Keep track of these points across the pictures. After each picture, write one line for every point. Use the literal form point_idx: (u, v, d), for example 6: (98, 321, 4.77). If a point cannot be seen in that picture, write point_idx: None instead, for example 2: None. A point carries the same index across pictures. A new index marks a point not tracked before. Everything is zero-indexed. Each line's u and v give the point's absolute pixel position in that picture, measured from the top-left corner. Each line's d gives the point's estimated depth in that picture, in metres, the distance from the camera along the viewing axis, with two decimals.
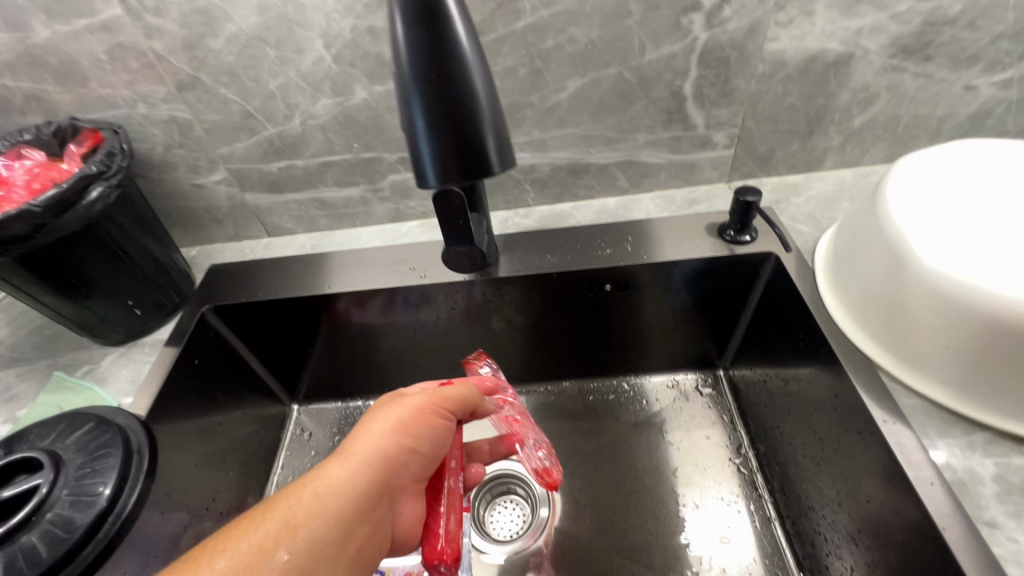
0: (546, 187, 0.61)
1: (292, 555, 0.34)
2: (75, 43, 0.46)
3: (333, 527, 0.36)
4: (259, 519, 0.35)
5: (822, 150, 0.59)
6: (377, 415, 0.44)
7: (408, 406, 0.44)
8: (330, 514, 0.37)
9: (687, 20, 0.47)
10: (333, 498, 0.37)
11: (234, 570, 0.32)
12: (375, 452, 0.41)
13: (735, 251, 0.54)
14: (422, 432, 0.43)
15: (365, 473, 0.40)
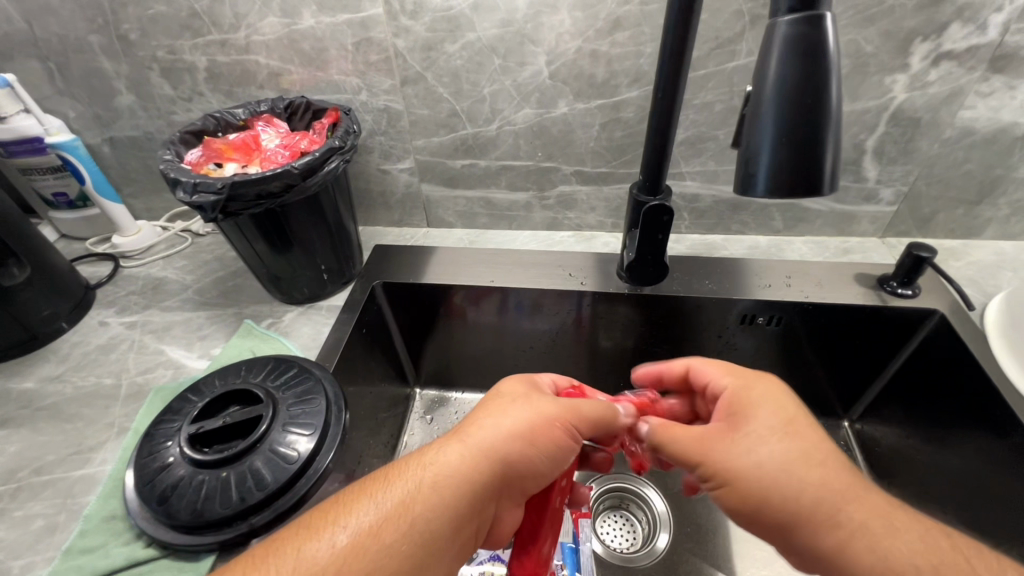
0: (703, 217, 0.64)
1: (402, 543, 0.31)
2: (330, 33, 0.52)
3: (445, 520, 0.32)
4: (373, 496, 0.33)
5: (986, 219, 0.60)
6: (500, 408, 0.38)
7: (534, 407, 0.38)
8: (445, 506, 0.33)
9: (890, 80, 0.50)
10: (448, 489, 0.33)
11: (350, 546, 0.30)
12: (494, 449, 0.36)
13: (896, 303, 0.55)
14: (549, 439, 0.37)
15: (483, 468, 0.35)
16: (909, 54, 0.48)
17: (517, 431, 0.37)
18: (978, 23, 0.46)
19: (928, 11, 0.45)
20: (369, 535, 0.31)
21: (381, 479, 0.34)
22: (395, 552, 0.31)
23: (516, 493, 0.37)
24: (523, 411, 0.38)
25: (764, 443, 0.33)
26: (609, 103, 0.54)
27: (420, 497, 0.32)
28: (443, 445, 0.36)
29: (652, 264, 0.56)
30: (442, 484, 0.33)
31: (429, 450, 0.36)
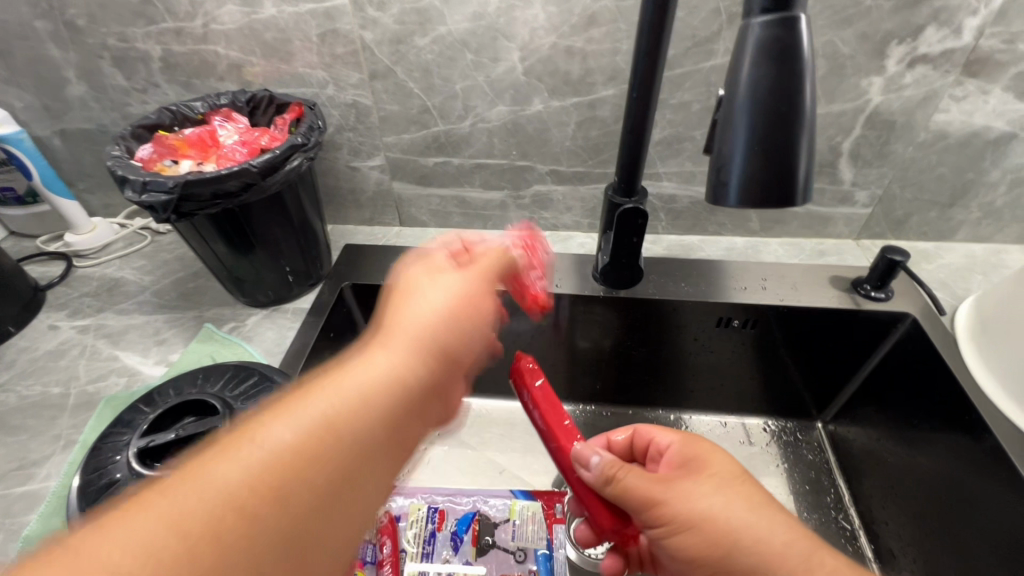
0: (680, 218, 0.63)
1: (333, 458, 0.25)
2: (293, 23, 0.50)
3: (382, 425, 0.27)
4: (297, 405, 0.26)
5: (958, 222, 0.60)
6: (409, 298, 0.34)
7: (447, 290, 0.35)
8: (372, 410, 0.27)
9: (866, 83, 0.49)
10: (372, 385, 0.28)
11: (262, 469, 0.23)
12: (417, 342, 0.31)
13: (869, 306, 0.55)
14: (478, 320, 0.35)
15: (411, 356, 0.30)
16: (885, 56, 0.47)
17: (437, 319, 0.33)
18: (954, 27, 0.45)
19: (905, 14, 0.45)
20: (298, 457, 0.24)
21: (303, 388, 0.27)
22: (335, 459, 0.25)
23: (452, 387, 0.33)
24: (439, 298, 0.34)
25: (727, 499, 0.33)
26: (585, 101, 0.53)
27: (355, 402, 0.27)
28: (358, 350, 0.30)
29: (628, 267, 0.54)
30: (374, 384, 0.28)
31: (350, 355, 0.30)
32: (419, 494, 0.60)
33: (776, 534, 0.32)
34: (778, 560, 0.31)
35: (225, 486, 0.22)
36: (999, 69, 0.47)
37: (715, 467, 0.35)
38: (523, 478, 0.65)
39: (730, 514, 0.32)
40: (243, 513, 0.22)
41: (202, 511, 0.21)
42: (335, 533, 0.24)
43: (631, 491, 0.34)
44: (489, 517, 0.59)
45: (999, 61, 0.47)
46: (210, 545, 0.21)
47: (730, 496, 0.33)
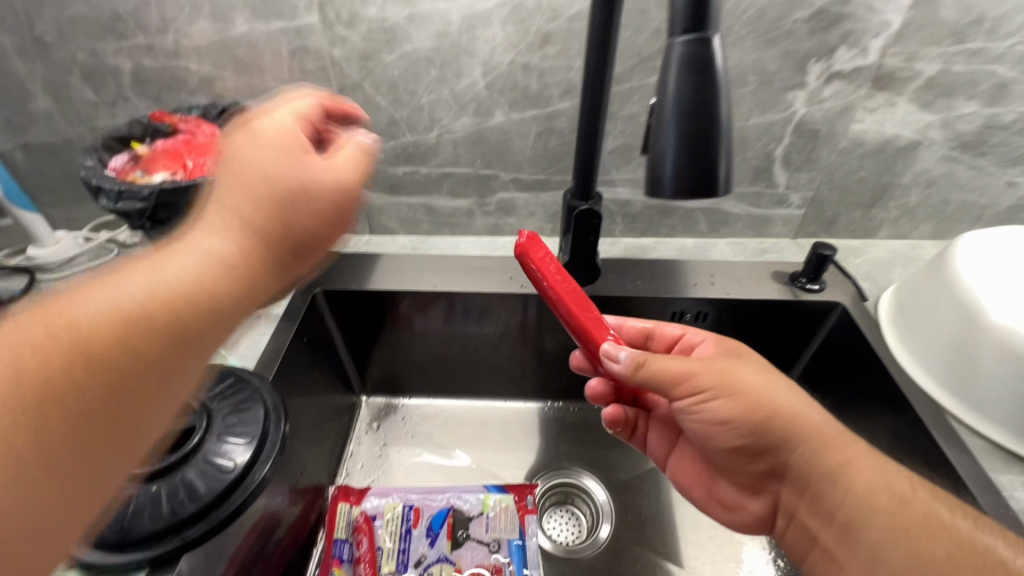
0: (634, 222, 0.68)
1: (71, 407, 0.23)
2: (264, 40, 0.52)
3: (245, 268, 0.30)
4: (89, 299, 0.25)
5: (880, 221, 0.67)
6: (249, 146, 0.32)
7: (348, 175, 0.34)
8: (257, 249, 0.31)
9: (792, 95, 0.55)
10: (248, 215, 0.31)
11: None
12: (318, 186, 0.32)
13: (806, 297, 0.61)
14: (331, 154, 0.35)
15: (300, 229, 0.32)
16: (806, 72, 0.53)
17: (336, 185, 0.33)
18: (862, 47, 0.52)
19: (820, 35, 0.51)
20: (144, 307, 0.26)
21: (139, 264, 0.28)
22: (196, 325, 0.27)
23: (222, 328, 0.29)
24: (268, 133, 0.33)
25: (766, 378, 0.40)
26: (543, 113, 0.57)
27: (203, 279, 0.28)
28: (240, 156, 0.32)
29: (589, 267, 0.58)
30: (231, 258, 0.30)
31: (214, 205, 0.31)
32: (394, 493, 0.62)
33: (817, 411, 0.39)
34: (823, 430, 0.38)
35: (21, 358, 0.22)
36: (902, 83, 0.54)
37: (749, 359, 0.42)
38: (496, 474, 0.67)
39: (777, 389, 0.39)
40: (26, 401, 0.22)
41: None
42: (160, 418, 0.26)
43: (672, 369, 0.39)
44: (464, 512, 0.60)
45: (902, 77, 0.54)
46: (23, 418, 0.21)
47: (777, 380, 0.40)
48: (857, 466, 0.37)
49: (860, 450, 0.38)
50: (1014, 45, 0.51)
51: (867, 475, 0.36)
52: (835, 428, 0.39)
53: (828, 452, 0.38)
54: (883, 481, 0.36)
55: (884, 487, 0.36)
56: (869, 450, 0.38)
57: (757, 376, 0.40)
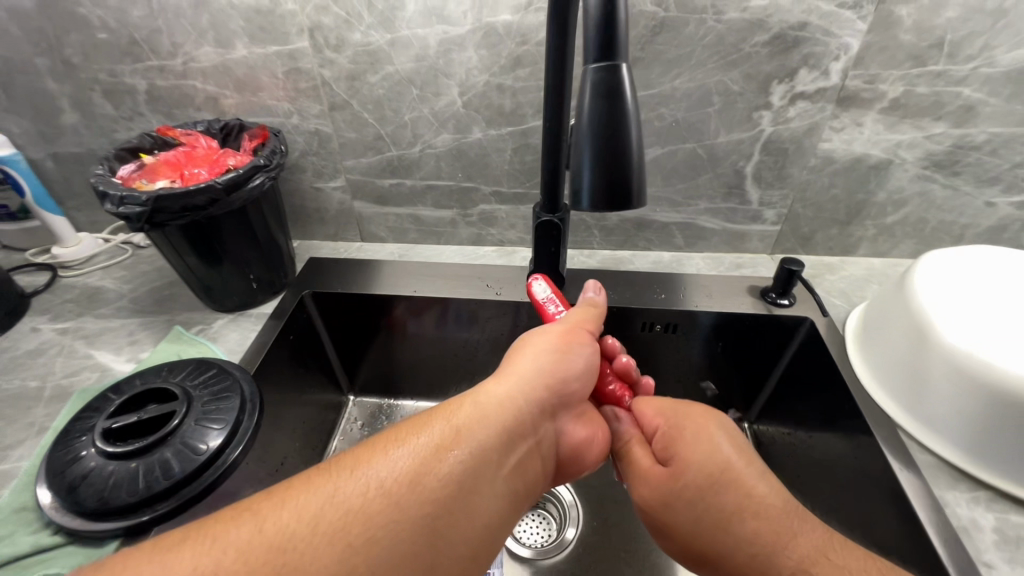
0: (612, 235, 0.71)
1: (376, 544, 0.30)
2: (261, 63, 0.57)
3: (463, 475, 0.34)
4: (384, 453, 0.35)
5: (857, 238, 0.68)
6: (480, 398, 0.41)
7: (552, 354, 0.46)
8: (480, 441, 0.37)
9: (757, 115, 0.57)
10: (469, 436, 0.37)
11: (317, 518, 0.30)
12: (501, 421, 0.39)
13: (775, 311, 0.62)
14: (555, 366, 0.46)
15: (507, 481, 0.37)
16: (770, 93, 0.55)
17: (534, 363, 0.45)
18: (823, 69, 0.53)
19: (780, 58, 0.53)
20: (381, 492, 0.32)
21: (368, 449, 0.35)
22: (427, 503, 0.32)
23: (487, 484, 0.35)
24: (500, 388, 0.42)
25: (693, 505, 0.41)
26: (518, 130, 0.60)
27: (423, 458, 0.34)
28: (432, 411, 0.39)
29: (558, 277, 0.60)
30: (487, 408, 0.40)
31: (435, 412, 0.39)
32: None
33: (749, 537, 0.37)
34: (745, 562, 0.37)
35: (284, 529, 0.29)
36: (867, 104, 0.56)
37: (688, 469, 0.43)
38: None
39: (697, 521, 0.40)
40: (283, 564, 0.27)
41: (220, 563, 0.27)
42: (451, 546, 0.32)
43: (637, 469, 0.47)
44: None
45: (865, 98, 0.55)
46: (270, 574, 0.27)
47: (710, 509, 0.40)
48: None
49: (794, 573, 0.35)
50: (978, 68, 0.52)
51: None
52: (764, 550, 0.36)
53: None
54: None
55: None
56: (806, 570, 0.35)
57: (683, 507, 0.42)
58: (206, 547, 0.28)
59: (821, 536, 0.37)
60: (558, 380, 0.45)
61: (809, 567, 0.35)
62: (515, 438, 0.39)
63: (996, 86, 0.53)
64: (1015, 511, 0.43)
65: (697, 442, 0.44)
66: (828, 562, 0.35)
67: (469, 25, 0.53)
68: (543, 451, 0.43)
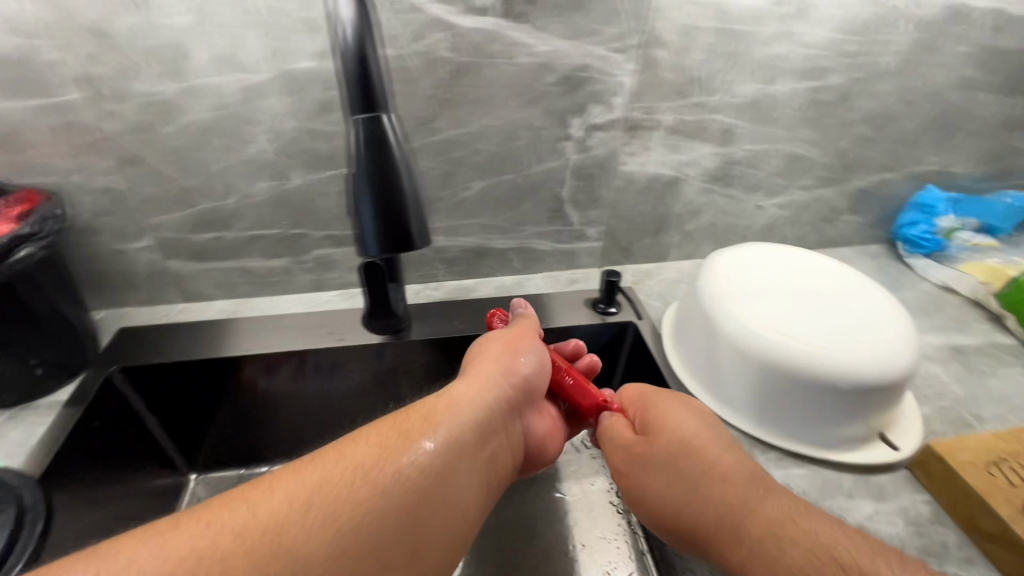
0: (454, 265, 0.72)
1: (361, 531, 0.32)
2: (22, 118, 0.50)
3: (429, 473, 0.36)
4: (366, 447, 0.36)
5: (667, 245, 0.77)
6: (450, 397, 0.42)
7: (500, 351, 0.48)
8: (456, 437, 0.39)
9: (562, 146, 0.63)
10: (448, 431, 0.39)
11: (303, 505, 0.32)
12: (471, 421, 0.41)
13: (605, 319, 0.67)
14: (534, 359, 0.49)
15: (477, 474, 0.39)
16: (568, 126, 0.62)
17: (511, 366, 0.47)
18: (608, 104, 0.61)
19: (570, 96, 0.59)
20: (351, 483, 0.34)
21: (346, 443, 0.37)
22: (408, 493, 0.34)
23: (463, 474, 0.38)
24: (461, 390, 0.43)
25: (686, 461, 0.42)
26: (339, 173, 0.60)
27: (388, 456, 0.36)
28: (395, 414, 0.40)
29: (392, 324, 0.62)
30: (456, 406, 0.41)
31: (408, 411, 0.40)
32: None
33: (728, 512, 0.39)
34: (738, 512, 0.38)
35: (279, 513, 0.31)
36: (649, 131, 0.64)
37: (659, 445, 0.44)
38: None
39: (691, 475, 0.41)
40: (284, 538, 0.30)
41: (228, 540, 0.29)
42: (433, 530, 0.35)
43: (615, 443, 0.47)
44: None
45: (647, 126, 0.64)
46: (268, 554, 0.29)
47: (676, 481, 0.42)
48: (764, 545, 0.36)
49: (760, 542, 0.36)
50: (725, 98, 0.63)
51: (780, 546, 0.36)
52: (734, 518, 0.38)
53: (740, 537, 0.38)
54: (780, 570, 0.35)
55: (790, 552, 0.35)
56: (774, 536, 0.36)
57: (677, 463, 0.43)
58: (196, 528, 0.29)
59: (784, 496, 0.39)
60: (528, 376, 0.48)
61: (778, 534, 0.36)
62: (482, 434, 0.42)
63: (742, 112, 0.64)
64: (795, 464, 0.51)
65: (680, 417, 0.45)
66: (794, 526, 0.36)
67: (267, 73, 0.52)
68: (512, 449, 0.45)
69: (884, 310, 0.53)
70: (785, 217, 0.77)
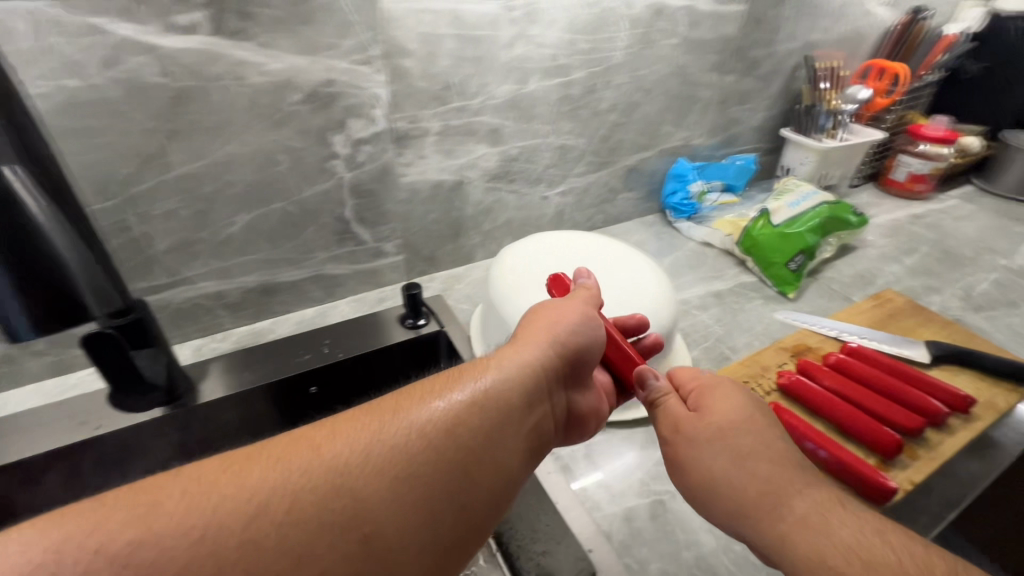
0: (240, 309, 0.65)
1: (382, 522, 0.32)
2: None
3: (445, 464, 0.35)
4: (402, 418, 0.36)
5: (469, 247, 0.78)
6: (503, 362, 0.42)
7: (576, 317, 0.47)
8: (500, 407, 0.39)
9: (330, 165, 0.60)
10: (487, 400, 0.39)
11: (325, 481, 0.31)
12: (516, 388, 0.41)
13: (416, 333, 0.65)
14: (585, 324, 0.47)
15: (510, 455, 0.38)
16: (331, 144, 0.58)
17: (571, 329, 0.45)
18: (367, 117, 0.59)
19: (323, 113, 0.56)
20: (363, 462, 0.33)
21: (375, 411, 0.36)
22: (433, 476, 0.34)
23: (500, 448, 0.38)
24: (521, 354, 0.43)
25: (749, 440, 0.40)
26: None
27: (409, 443, 0.35)
28: (507, 347, 0.44)
29: (150, 396, 0.52)
30: (513, 372, 0.41)
31: (488, 360, 0.42)
32: None
33: (789, 497, 0.37)
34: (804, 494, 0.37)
35: (300, 484, 0.31)
36: (419, 140, 0.64)
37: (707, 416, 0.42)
38: None
39: (761, 457, 0.39)
40: (307, 512, 0.30)
41: (250, 508, 0.29)
42: (468, 513, 0.35)
43: (666, 416, 0.44)
44: None
45: (415, 135, 0.63)
46: (289, 527, 0.29)
47: (734, 455, 0.40)
48: (800, 530, 0.35)
49: (786, 534, 0.36)
50: (484, 101, 0.65)
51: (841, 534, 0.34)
52: (765, 506, 0.37)
53: (782, 516, 0.36)
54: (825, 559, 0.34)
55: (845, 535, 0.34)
56: (822, 520, 0.35)
57: (739, 442, 0.40)
58: (194, 484, 0.30)
59: (824, 492, 0.37)
60: (583, 340, 0.46)
61: (827, 518, 0.35)
62: (533, 401, 0.41)
63: (504, 112, 0.68)
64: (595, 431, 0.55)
65: (731, 400, 0.43)
66: (839, 511, 0.36)
67: None
68: (557, 420, 0.45)
69: (649, 276, 0.60)
70: (570, 202, 0.84)
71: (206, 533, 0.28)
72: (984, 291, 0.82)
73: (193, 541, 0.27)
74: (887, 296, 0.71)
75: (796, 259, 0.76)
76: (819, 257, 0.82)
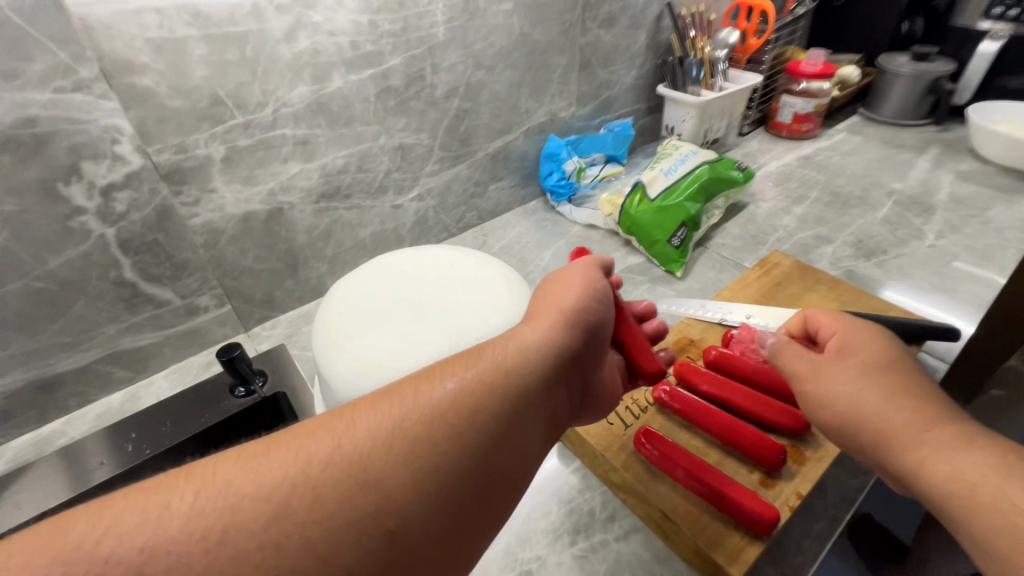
0: (12, 417, 0.52)
1: (398, 519, 0.26)
2: None
3: (469, 447, 0.29)
4: (417, 397, 0.30)
5: (316, 279, 0.67)
6: (519, 335, 0.35)
7: (575, 297, 0.39)
8: (520, 382, 0.33)
9: (76, 223, 0.46)
10: (507, 375, 0.32)
11: (332, 475, 0.26)
12: (536, 363, 0.34)
13: (243, 403, 0.55)
14: (595, 296, 0.39)
15: (537, 428, 0.33)
16: (67, 197, 0.45)
17: (580, 301, 0.38)
18: (109, 156, 0.46)
19: (38, 161, 0.43)
20: (387, 445, 0.27)
21: (392, 391, 0.30)
22: (458, 460, 0.28)
23: (526, 422, 0.32)
24: (534, 331, 0.36)
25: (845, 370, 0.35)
26: None
27: (432, 421, 0.29)
28: (522, 325, 0.37)
29: None
30: (524, 349, 0.34)
31: (505, 334, 0.36)
32: None
33: (901, 426, 0.31)
34: (913, 414, 0.31)
35: (299, 479, 0.25)
36: (199, 172, 0.51)
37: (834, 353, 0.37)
38: None
39: (866, 387, 0.34)
40: (312, 511, 0.25)
41: (240, 513, 0.24)
42: (494, 503, 0.29)
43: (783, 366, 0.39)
44: None
45: (192, 166, 0.51)
46: (289, 534, 0.24)
47: (832, 392, 0.35)
48: (915, 462, 0.30)
49: (905, 465, 0.31)
50: (277, 110, 0.53)
51: (958, 459, 0.29)
52: (878, 439, 0.32)
53: (896, 450, 0.31)
54: (943, 485, 0.29)
55: (965, 461, 0.28)
56: (932, 442, 0.30)
57: (837, 381, 0.35)
58: (210, 479, 0.25)
59: (939, 413, 0.31)
60: (590, 313, 0.38)
61: (938, 441, 0.30)
62: (556, 371, 0.35)
63: (309, 119, 0.56)
64: None
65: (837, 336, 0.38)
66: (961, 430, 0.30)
67: None
68: (578, 394, 0.38)
69: (500, 291, 0.51)
70: (431, 205, 0.73)
71: (224, 536, 0.23)
72: (874, 232, 0.78)
73: (208, 548, 0.23)
74: (772, 262, 0.66)
75: (679, 234, 0.70)
76: (707, 224, 0.77)
